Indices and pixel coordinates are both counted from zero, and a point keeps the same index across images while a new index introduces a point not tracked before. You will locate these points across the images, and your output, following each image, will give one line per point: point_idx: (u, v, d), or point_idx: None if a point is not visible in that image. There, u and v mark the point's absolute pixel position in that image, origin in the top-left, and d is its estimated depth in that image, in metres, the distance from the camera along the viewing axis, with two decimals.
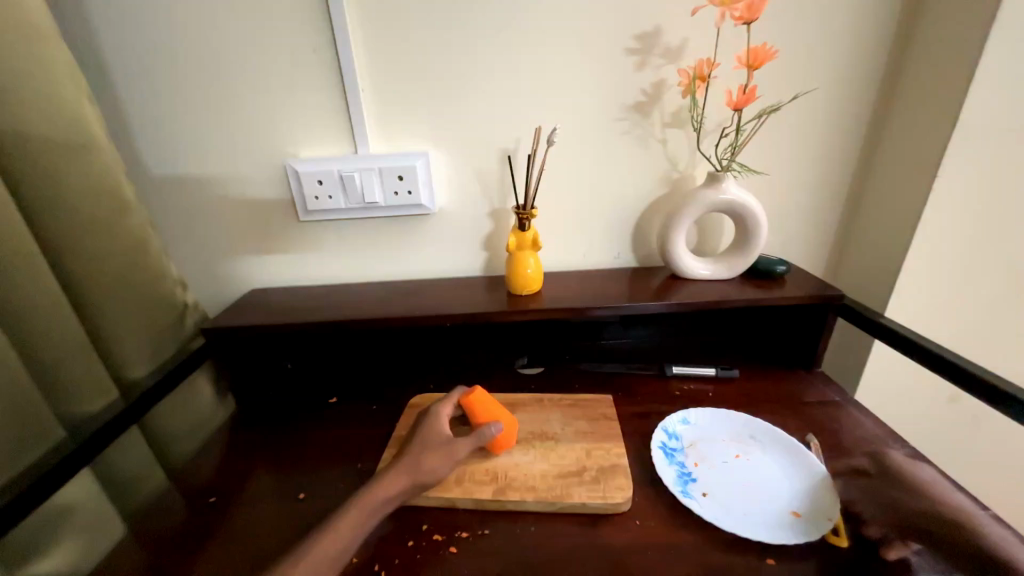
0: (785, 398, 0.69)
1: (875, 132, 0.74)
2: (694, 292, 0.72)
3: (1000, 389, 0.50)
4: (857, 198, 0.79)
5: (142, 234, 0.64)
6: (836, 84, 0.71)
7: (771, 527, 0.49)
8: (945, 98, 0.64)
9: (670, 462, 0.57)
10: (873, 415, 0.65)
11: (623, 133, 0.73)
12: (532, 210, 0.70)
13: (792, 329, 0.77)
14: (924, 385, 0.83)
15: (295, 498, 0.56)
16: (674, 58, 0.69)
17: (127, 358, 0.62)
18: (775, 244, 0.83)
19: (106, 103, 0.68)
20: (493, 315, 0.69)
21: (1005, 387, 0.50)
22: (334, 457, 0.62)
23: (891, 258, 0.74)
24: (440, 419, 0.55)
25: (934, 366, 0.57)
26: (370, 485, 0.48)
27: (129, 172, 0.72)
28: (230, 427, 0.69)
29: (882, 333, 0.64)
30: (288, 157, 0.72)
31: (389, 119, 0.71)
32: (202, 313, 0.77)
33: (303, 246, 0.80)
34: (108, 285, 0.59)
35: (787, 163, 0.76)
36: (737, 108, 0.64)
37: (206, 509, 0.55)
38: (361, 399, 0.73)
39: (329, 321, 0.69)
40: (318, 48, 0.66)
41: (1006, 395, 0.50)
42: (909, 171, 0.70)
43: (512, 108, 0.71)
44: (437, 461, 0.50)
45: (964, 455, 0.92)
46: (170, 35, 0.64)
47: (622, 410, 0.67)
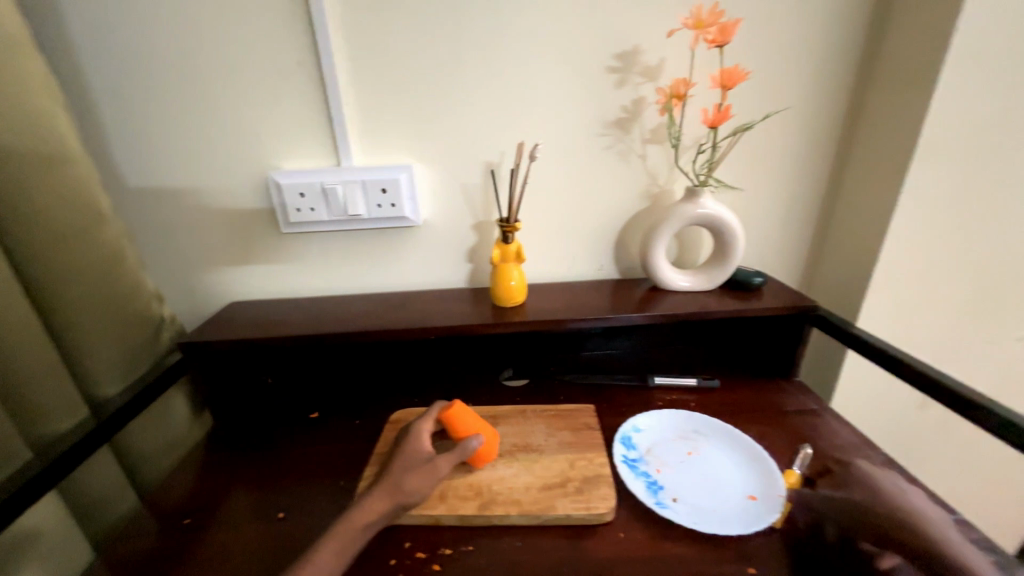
0: (764, 408, 0.70)
1: (843, 149, 0.78)
2: (674, 303, 0.74)
3: (972, 401, 0.52)
4: (829, 211, 0.82)
5: (118, 247, 0.63)
6: (806, 103, 0.74)
7: (738, 516, 0.52)
8: (907, 118, 0.67)
9: (635, 475, 0.57)
10: (848, 422, 0.67)
11: (604, 148, 0.75)
12: (516, 223, 0.71)
13: (769, 339, 0.79)
14: (895, 393, 0.86)
15: (274, 517, 0.55)
16: (653, 76, 0.71)
17: (97, 374, 0.61)
18: (752, 257, 0.85)
19: (82, 113, 0.66)
20: (477, 327, 0.69)
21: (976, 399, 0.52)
22: (315, 474, 0.61)
23: (861, 270, 0.77)
24: (421, 435, 0.54)
25: (907, 377, 0.59)
26: (355, 508, 0.48)
27: (104, 183, 0.70)
28: (207, 444, 0.67)
29: (855, 343, 0.66)
30: (270, 170, 0.72)
31: (374, 132, 0.71)
32: (179, 328, 0.75)
33: (284, 258, 0.79)
34: (82, 299, 0.58)
35: (762, 178, 0.79)
36: (713, 126, 0.66)
37: (181, 532, 0.53)
38: (343, 414, 0.72)
39: (311, 335, 0.68)
40: (302, 62, 0.66)
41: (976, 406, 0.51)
42: (876, 187, 0.73)
43: (495, 123, 0.72)
44: (420, 482, 0.50)
45: (935, 461, 0.95)
46: (152, 46, 0.64)
47: (605, 420, 0.68)
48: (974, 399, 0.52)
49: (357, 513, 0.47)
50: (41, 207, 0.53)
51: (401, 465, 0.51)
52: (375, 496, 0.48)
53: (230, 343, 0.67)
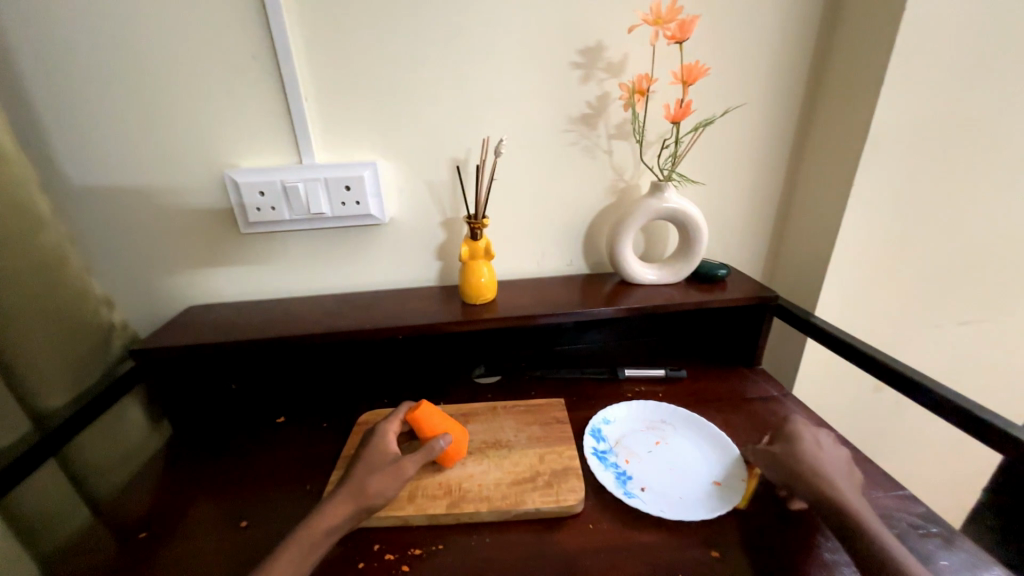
0: (729, 395, 0.72)
1: (800, 144, 0.80)
2: (642, 296, 0.75)
3: (916, 381, 0.55)
4: (787, 204, 0.85)
5: (60, 250, 0.59)
6: (764, 99, 0.76)
7: (705, 505, 0.53)
8: (858, 113, 0.70)
9: (604, 466, 0.58)
10: (807, 407, 0.69)
11: (570, 143, 0.75)
12: (484, 219, 0.70)
13: (734, 329, 0.81)
14: (852, 377, 0.90)
15: (237, 526, 0.53)
16: (617, 72, 0.72)
17: (42, 384, 0.57)
18: (717, 249, 0.88)
19: (15, 108, 0.62)
20: (446, 325, 0.68)
21: (920, 380, 0.55)
22: (281, 480, 0.59)
23: (819, 260, 0.80)
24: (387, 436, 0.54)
25: (859, 361, 0.62)
26: (320, 511, 0.47)
27: (43, 183, 0.66)
28: (164, 455, 0.64)
29: (812, 330, 0.69)
30: (227, 167, 0.69)
31: (335, 128, 0.69)
32: (132, 334, 0.71)
33: (245, 259, 0.76)
34: (23, 307, 0.55)
35: (724, 173, 0.81)
36: (675, 121, 0.67)
37: (138, 546, 0.51)
38: (310, 417, 0.71)
39: (274, 338, 0.66)
40: (257, 55, 0.64)
41: (920, 387, 0.54)
42: (830, 181, 0.76)
43: (461, 119, 0.72)
44: (384, 484, 0.49)
45: (890, 441, 0.99)
46: (92, 37, 0.60)
47: (575, 413, 0.68)
48: (922, 381, 0.54)
49: (322, 516, 0.47)
50: None
51: (365, 467, 0.51)
52: (339, 499, 0.48)
53: (186, 349, 0.64)
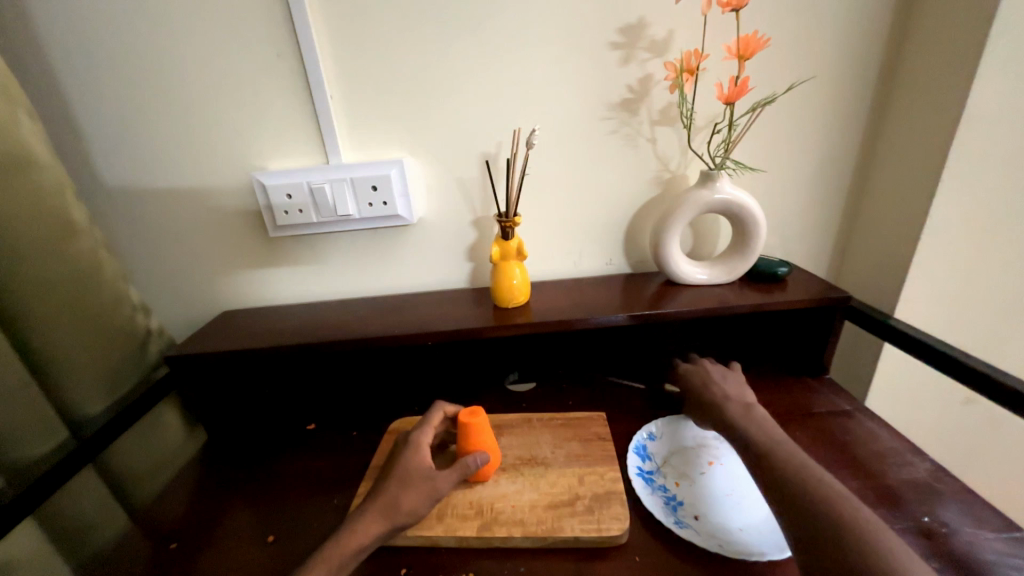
0: (792, 409, 0.65)
1: (876, 122, 0.70)
2: (690, 298, 0.68)
3: (1016, 391, 0.46)
4: (859, 193, 0.75)
5: (96, 258, 0.60)
6: (833, 73, 0.67)
7: (771, 539, 0.46)
8: (951, 82, 0.60)
9: (651, 489, 0.52)
10: (889, 425, 0.60)
11: (609, 132, 0.69)
12: (515, 217, 0.66)
13: (796, 334, 0.73)
14: (938, 388, 0.79)
15: (263, 540, 0.51)
16: (661, 51, 0.65)
17: (79, 394, 0.58)
18: (775, 245, 0.79)
19: (58, 121, 0.64)
20: (477, 330, 0.64)
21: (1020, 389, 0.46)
22: (310, 492, 0.57)
23: (899, 255, 0.70)
24: (420, 450, 0.50)
25: (946, 368, 0.53)
26: (345, 528, 0.44)
27: (86, 193, 0.68)
28: (199, 461, 0.64)
29: (891, 334, 0.60)
30: (255, 170, 0.68)
31: (361, 126, 0.67)
32: (169, 340, 0.72)
33: (276, 263, 0.75)
34: (58, 316, 0.55)
35: (785, 158, 0.72)
36: (729, 102, 0.60)
37: (169, 556, 0.50)
38: (341, 425, 0.69)
39: (302, 344, 0.64)
40: (282, 53, 0.62)
41: (1020, 398, 0.45)
42: (915, 163, 0.66)
43: (490, 110, 0.67)
44: (416, 501, 0.46)
45: (983, 460, 0.87)
46: (125, 44, 0.61)
47: (617, 427, 0.63)
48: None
49: (346, 535, 0.43)
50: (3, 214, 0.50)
51: (398, 481, 0.47)
52: (369, 517, 0.44)
53: (219, 355, 0.63)
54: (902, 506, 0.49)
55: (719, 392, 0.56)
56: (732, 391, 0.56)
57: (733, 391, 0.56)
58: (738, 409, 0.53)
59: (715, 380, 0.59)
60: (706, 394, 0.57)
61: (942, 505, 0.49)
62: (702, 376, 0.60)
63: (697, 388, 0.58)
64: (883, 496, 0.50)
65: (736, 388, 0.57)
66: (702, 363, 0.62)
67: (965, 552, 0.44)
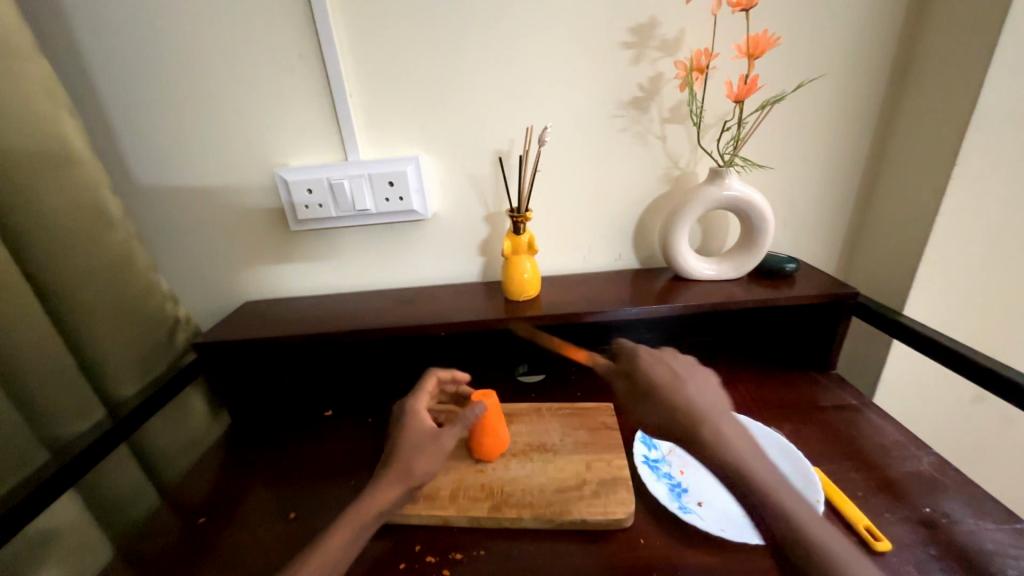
0: (798, 403, 0.66)
1: (887, 120, 0.71)
2: (698, 293, 0.69)
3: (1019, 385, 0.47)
4: (869, 190, 0.75)
5: (129, 249, 0.63)
6: (844, 71, 0.68)
7: None
8: (963, 80, 0.61)
9: (656, 476, 0.54)
10: (894, 419, 0.61)
11: (620, 130, 0.71)
12: (527, 212, 0.68)
13: (804, 329, 0.73)
14: (947, 385, 0.79)
15: (285, 517, 0.54)
16: (672, 50, 0.66)
17: (116, 375, 0.61)
18: (784, 242, 0.79)
19: (93, 119, 0.67)
20: (488, 322, 0.66)
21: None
22: (328, 473, 0.60)
23: (908, 252, 0.70)
24: (420, 416, 0.53)
25: (951, 364, 0.53)
26: (365, 496, 0.47)
27: (118, 187, 0.71)
28: (223, 443, 0.68)
29: (897, 330, 0.60)
30: (277, 166, 0.71)
31: (379, 124, 0.69)
32: (194, 328, 0.76)
33: (295, 256, 0.78)
34: (96, 301, 0.59)
35: (794, 156, 0.73)
36: (738, 100, 0.61)
37: (198, 530, 0.53)
38: (357, 411, 0.72)
39: (321, 333, 0.67)
40: (304, 54, 0.65)
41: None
42: (924, 161, 0.66)
43: (503, 108, 0.69)
44: (429, 461, 0.50)
45: (994, 458, 0.87)
46: (156, 45, 0.64)
47: (625, 418, 0.64)
48: None
49: (366, 501, 0.47)
50: (47, 207, 0.53)
51: (407, 448, 0.50)
52: (388, 482, 0.48)
53: (242, 343, 0.66)
54: (904, 496, 0.50)
55: (693, 395, 0.53)
56: (710, 397, 0.53)
57: (709, 397, 0.53)
58: (730, 428, 0.49)
59: (687, 377, 0.55)
60: (682, 395, 0.53)
61: (943, 497, 0.49)
62: (669, 371, 0.56)
63: (666, 384, 0.55)
64: (886, 487, 0.51)
65: (712, 391, 0.54)
66: (665, 353, 0.59)
67: (966, 542, 0.45)
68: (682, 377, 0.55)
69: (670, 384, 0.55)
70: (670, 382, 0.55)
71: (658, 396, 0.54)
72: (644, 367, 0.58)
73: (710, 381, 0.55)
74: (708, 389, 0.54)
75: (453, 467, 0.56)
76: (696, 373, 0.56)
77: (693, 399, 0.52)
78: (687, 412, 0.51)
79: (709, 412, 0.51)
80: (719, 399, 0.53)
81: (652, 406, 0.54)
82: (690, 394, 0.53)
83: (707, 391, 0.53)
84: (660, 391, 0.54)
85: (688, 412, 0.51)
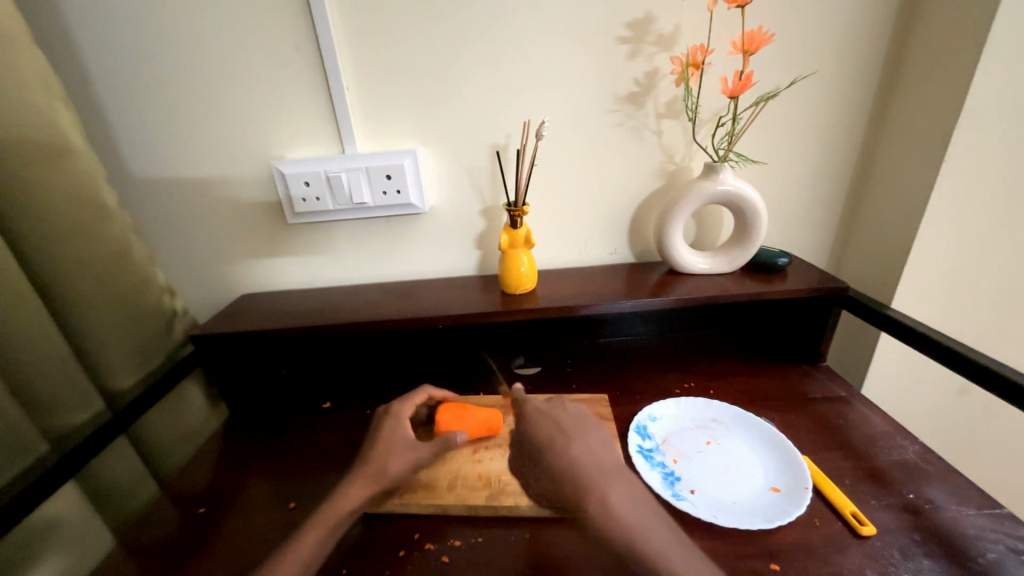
0: (789, 394, 0.67)
1: (878, 117, 0.72)
2: (693, 287, 0.70)
3: (1008, 377, 0.48)
4: (861, 185, 0.77)
5: (126, 240, 0.63)
6: (838, 67, 0.68)
7: (764, 510, 0.48)
8: (951, 79, 0.62)
9: (651, 465, 0.55)
10: (882, 410, 0.62)
11: (617, 125, 0.71)
12: (524, 206, 0.68)
13: (795, 323, 0.75)
14: (934, 377, 0.81)
15: (285, 507, 0.55)
16: (668, 45, 0.67)
17: (113, 368, 0.62)
18: (777, 237, 0.81)
19: (89, 111, 0.67)
20: (485, 315, 0.67)
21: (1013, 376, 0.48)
22: (327, 464, 0.61)
23: (897, 247, 0.72)
24: (402, 423, 0.55)
25: (939, 356, 0.55)
26: (333, 497, 0.48)
27: (114, 180, 0.71)
28: (221, 434, 0.68)
29: (886, 324, 0.62)
30: (274, 159, 0.71)
31: (376, 117, 0.69)
32: (191, 321, 0.76)
33: (292, 249, 0.78)
34: (93, 294, 0.59)
35: (788, 151, 0.74)
36: (733, 96, 0.61)
37: (199, 520, 0.54)
38: (355, 403, 0.72)
39: (320, 326, 0.67)
40: (301, 46, 0.64)
41: (1012, 383, 0.47)
42: (914, 157, 0.67)
43: (501, 103, 0.69)
44: (401, 467, 0.51)
45: (978, 448, 0.89)
46: (150, 37, 0.63)
47: (620, 409, 0.65)
48: (1015, 377, 0.48)
49: (335, 503, 0.47)
50: (43, 199, 0.53)
51: (383, 450, 0.52)
52: (358, 483, 0.49)
53: (240, 335, 0.67)
54: (890, 484, 0.51)
55: (583, 450, 0.47)
56: (597, 453, 0.47)
57: (592, 454, 0.46)
58: (622, 489, 0.43)
59: (575, 432, 0.49)
60: (566, 453, 0.47)
61: (927, 484, 0.51)
62: (551, 427, 0.50)
63: (548, 442, 0.48)
64: (872, 475, 0.53)
65: (601, 445, 0.47)
66: (549, 405, 0.53)
67: (951, 528, 0.46)
68: (566, 435, 0.49)
69: (556, 441, 0.48)
70: (556, 439, 0.49)
71: (551, 466, 0.47)
72: (534, 426, 0.51)
73: (602, 431, 0.49)
74: (596, 441, 0.48)
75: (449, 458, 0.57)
76: (586, 426, 0.50)
77: (577, 456, 0.46)
78: (575, 473, 0.45)
79: (600, 470, 0.45)
80: (610, 456, 0.47)
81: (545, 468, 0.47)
82: (576, 452, 0.46)
83: (595, 447, 0.47)
84: (550, 456, 0.47)
85: (573, 473, 0.45)
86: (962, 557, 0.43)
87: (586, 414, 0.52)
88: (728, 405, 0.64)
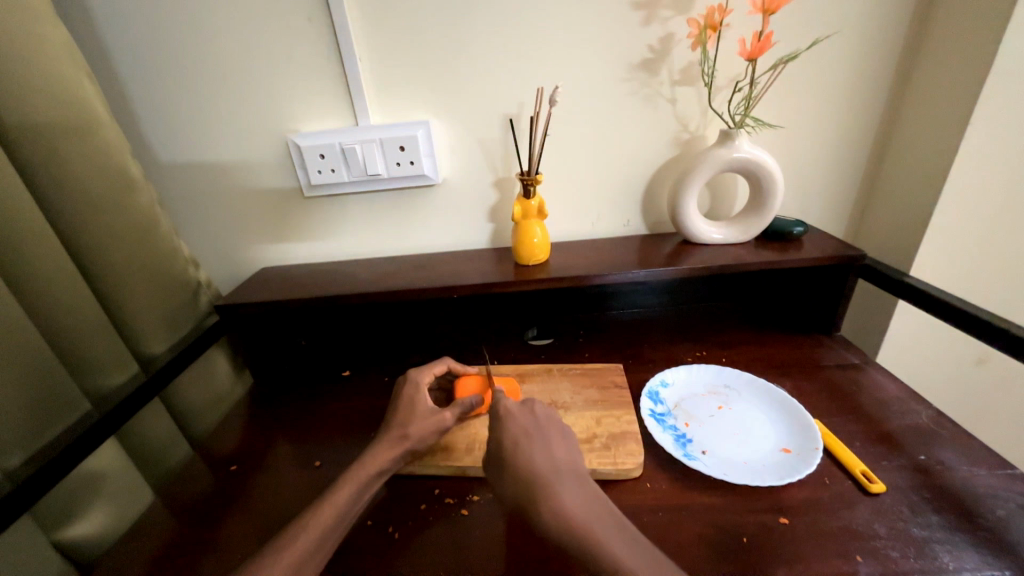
0: (802, 362, 0.67)
1: (902, 78, 0.69)
2: (706, 256, 0.70)
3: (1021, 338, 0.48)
4: (881, 152, 0.75)
5: (152, 214, 0.65)
6: (862, 26, 0.66)
7: (775, 469, 0.49)
8: (982, 35, 0.59)
9: (663, 427, 0.56)
10: (895, 377, 0.62)
11: (630, 93, 0.70)
12: (537, 175, 0.68)
13: (810, 293, 0.74)
14: (952, 346, 0.80)
15: (311, 465, 0.58)
16: (683, 8, 0.65)
17: (145, 335, 0.64)
18: (792, 206, 0.80)
19: (111, 89, 0.68)
20: (500, 285, 0.68)
21: None
22: (348, 429, 0.63)
23: (919, 214, 0.70)
24: (421, 392, 0.57)
25: (957, 321, 0.55)
26: (359, 461, 0.49)
27: (140, 158, 0.73)
28: (247, 400, 0.71)
29: (904, 291, 0.61)
30: (289, 132, 0.71)
31: (389, 88, 0.69)
32: (215, 292, 0.79)
33: (308, 222, 0.80)
34: (123, 263, 0.61)
35: (807, 116, 0.72)
36: (751, 58, 0.60)
37: (231, 477, 0.57)
38: (373, 371, 0.75)
39: (337, 296, 0.69)
40: (313, 16, 0.64)
41: None
42: (938, 119, 0.66)
43: (514, 71, 0.69)
44: (424, 430, 0.52)
45: (996, 417, 0.88)
46: (166, 12, 0.64)
47: (632, 377, 0.66)
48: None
49: (363, 464, 0.49)
50: (74, 172, 0.55)
51: (404, 415, 0.54)
52: (385, 447, 0.51)
53: (262, 305, 0.69)
54: (901, 446, 0.52)
55: (541, 453, 0.44)
56: (556, 455, 0.44)
57: (552, 456, 0.44)
58: (574, 490, 0.41)
59: (537, 433, 0.46)
60: (524, 456, 0.44)
61: (939, 446, 0.52)
62: (519, 427, 0.47)
63: (511, 443, 0.45)
64: (884, 438, 0.53)
65: (561, 450, 0.45)
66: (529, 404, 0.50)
67: (961, 487, 0.47)
68: (533, 435, 0.46)
69: (518, 442, 0.45)
70: (520, 440, 0.46)
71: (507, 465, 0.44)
72: (500, 423, 0.48)
73: (565, 433, 0.47)
74: (556, 442, 0.46)
75: (468, 422, 0.59)
76: (549, 428, 0.47)
77: (534, 459, 0.44)
78: (528, 471, 0.43)
79: (553, 471, 0.43)
80: (569, 460, 0.44)
81: (502, 469, 0.45)
82: (535, 454, 0.44)
83: (554, 449, 0.45)
84: (509, 457, 0.44)
85: (531, 475, 0.43)
86: (971, 513, 0.44)
87: (553, 416, 0.49)
88: (741, 371, 0.64)
